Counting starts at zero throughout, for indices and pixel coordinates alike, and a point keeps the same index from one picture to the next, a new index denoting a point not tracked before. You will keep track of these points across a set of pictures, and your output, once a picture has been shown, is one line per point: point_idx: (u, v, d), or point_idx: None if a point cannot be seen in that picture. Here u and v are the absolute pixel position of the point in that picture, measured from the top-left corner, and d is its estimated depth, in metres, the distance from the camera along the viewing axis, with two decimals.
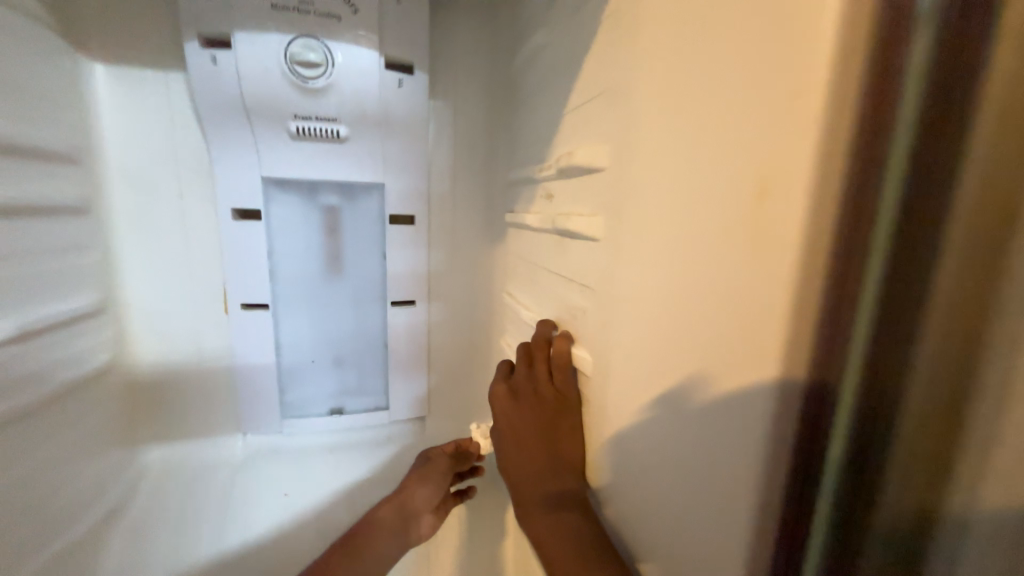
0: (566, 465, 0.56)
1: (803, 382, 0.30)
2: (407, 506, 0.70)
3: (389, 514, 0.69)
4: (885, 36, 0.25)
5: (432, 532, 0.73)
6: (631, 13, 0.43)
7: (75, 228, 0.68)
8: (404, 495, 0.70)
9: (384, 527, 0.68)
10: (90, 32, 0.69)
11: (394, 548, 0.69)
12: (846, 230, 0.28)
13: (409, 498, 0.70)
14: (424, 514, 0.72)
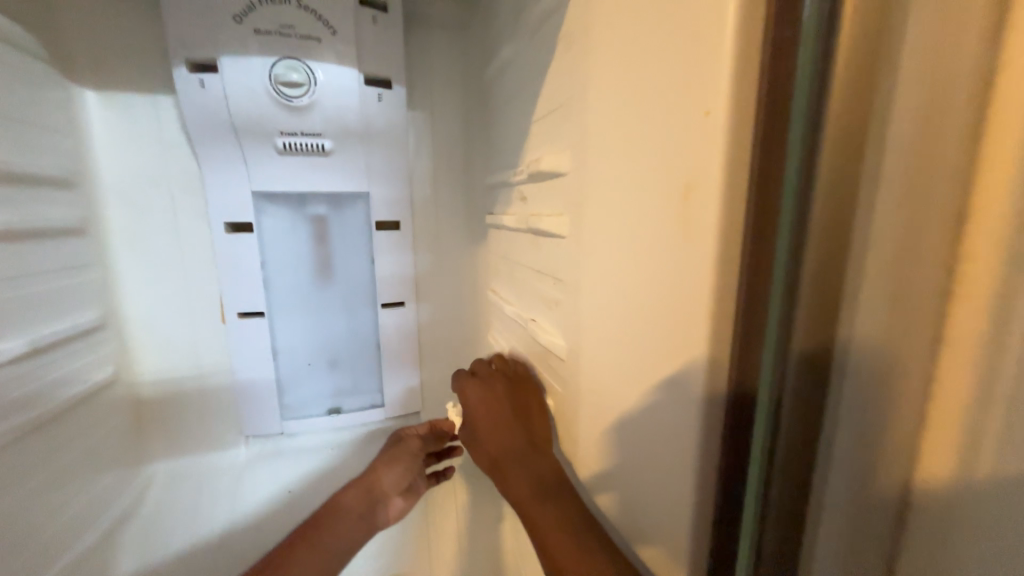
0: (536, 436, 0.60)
1: (730, 360, 0.34)
2: (375, 488, 0.71)
3: (355, 496, 0.69)
4: (775, 54, 0.29)
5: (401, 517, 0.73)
6: (581, 36, 0.48)
7: (75, 249, 0.72)
8: (371, 477, 0.71)
9: (350, 508, 0.67)
10: (82, 62, 0.73)
11: (362, 534, 0.67)
12: (757, 224, 0.31)
13: (376, 480, 0.71)
14: (393, 498, 0.72)
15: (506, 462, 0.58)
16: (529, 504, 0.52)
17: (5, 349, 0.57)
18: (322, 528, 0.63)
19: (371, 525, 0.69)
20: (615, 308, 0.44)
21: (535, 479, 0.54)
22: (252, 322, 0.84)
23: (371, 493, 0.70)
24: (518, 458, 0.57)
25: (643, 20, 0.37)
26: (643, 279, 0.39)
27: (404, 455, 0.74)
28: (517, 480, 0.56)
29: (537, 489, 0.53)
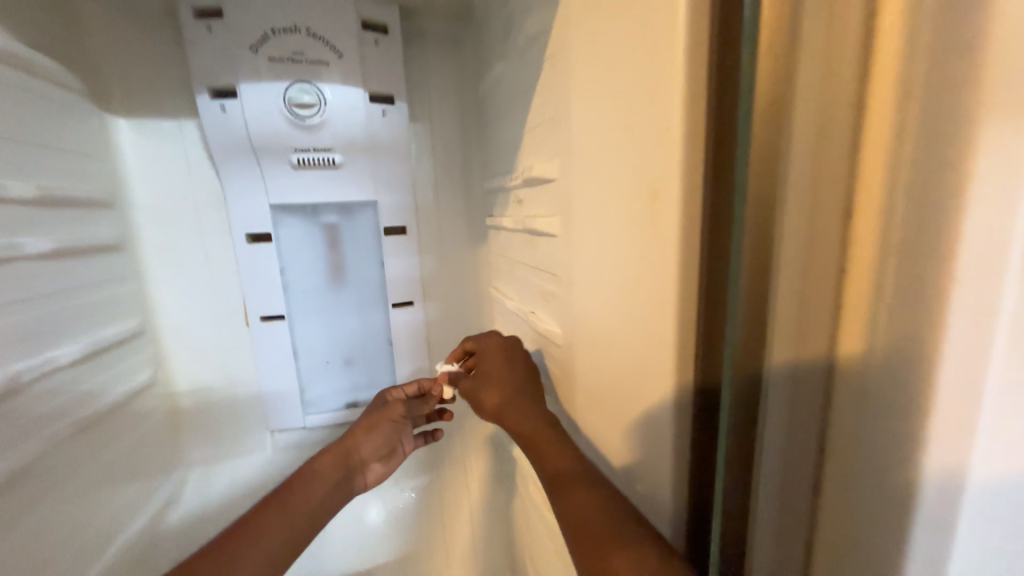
0: (525, 395, 0.59)
1: (695, 335, 0.40)
2: (352, 453, 0.67)
3: (330, 463, 0.65)
4: (718, 79, 0.35)
5: (379, 483, 0.71)
6: (562, 59, 0.54)
7: (115, 263, 0.79)
8: (349, 442, 0.68)
9: (325, 472, 0.63)
10: (113, 93, 0.80)
11: (336, 500, 0.63)
12: (711, 221, 0.37)
13: (353, 446, 0.68)
14: (371, 463, 0.70)
15: (540, 439, 0.53)
16: (574, 483, 0.48)
17: (64, 352, 0.64)
18: (290, 490, 0.59)
19: (346, 492, 0.65)
20: (602, 295, 0.50)
21: (577, 458, 0.50)
22: (274, 324, 0.91)
23: (347, 459, 0.66)
24: (555, 437, 0.53)
25: (614, 48, 0.43)
26: (625, 270, 0.45)
27: (386, 419, 0.72)
28: (555, 457, 0.51)
29: (580, 470, 0.48)
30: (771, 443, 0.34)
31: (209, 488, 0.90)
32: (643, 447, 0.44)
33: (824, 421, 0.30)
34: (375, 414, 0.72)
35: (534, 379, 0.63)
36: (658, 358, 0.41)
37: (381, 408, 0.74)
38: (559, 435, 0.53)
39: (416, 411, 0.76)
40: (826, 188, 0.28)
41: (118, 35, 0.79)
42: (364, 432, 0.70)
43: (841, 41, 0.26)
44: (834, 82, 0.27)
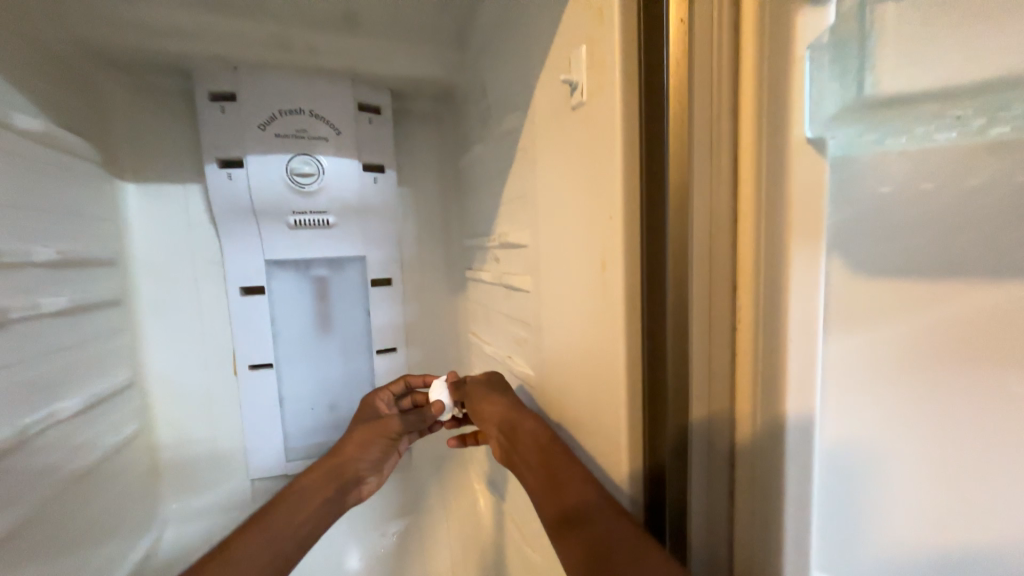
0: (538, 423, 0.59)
1: (640, 380, 0.47)
2: (346, 469, 0.72)
3: (323, 480, 0.70)
4: (645, 172, 0.44)
5: (375, 492, 0.76)
6: (530, 151, 0.67)
7: (115, 316, 0.84)
8: (342, 457, 0.73)
9: (317, 488, 0.68)
10: (125, 163, 0.88)
11: (327, 515, 0.68)
12: (646, 285, 0.46)
13: (347, 463, 0.73)
14: (366, 476, 0.74)
15: (552, 458, 0.55)
16: (594, 503, 0.48)
17: (66, 406, 0.67)
18: (282, 503, 0.65)
19: (339, 504, 0.70)
20: (570, 345, 0.59)
21: (596, 490, 0.49)
22: (263, 372, 0.96)
23: (340, 473, 0.71)
24: (566, 457, 0.54)
25: (571, 150, 0.55)
26: (586, 325, 0.54)
27: (377, 435, 0.76)
28: (572, 488, 0.50)
29: (600, 501, 0.47)
30: (695, 462, 0.43)
31: (185, 527, 0.94)
32: (604, 473, 0.52)
33: (731, 440, 0.41)
34: (368, 427, 0.76)
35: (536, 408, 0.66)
36: (613, 403, 0.49)
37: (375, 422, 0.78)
38: (571, 459, 0.53)
39: (412, 425, 0.79)
40: (717, 273, 0.40)
41: (135, 113, 0.89)
42: (358, 448, 0.74)
43: (719, 178, 0.38)
44: (717, 203, 0.39)
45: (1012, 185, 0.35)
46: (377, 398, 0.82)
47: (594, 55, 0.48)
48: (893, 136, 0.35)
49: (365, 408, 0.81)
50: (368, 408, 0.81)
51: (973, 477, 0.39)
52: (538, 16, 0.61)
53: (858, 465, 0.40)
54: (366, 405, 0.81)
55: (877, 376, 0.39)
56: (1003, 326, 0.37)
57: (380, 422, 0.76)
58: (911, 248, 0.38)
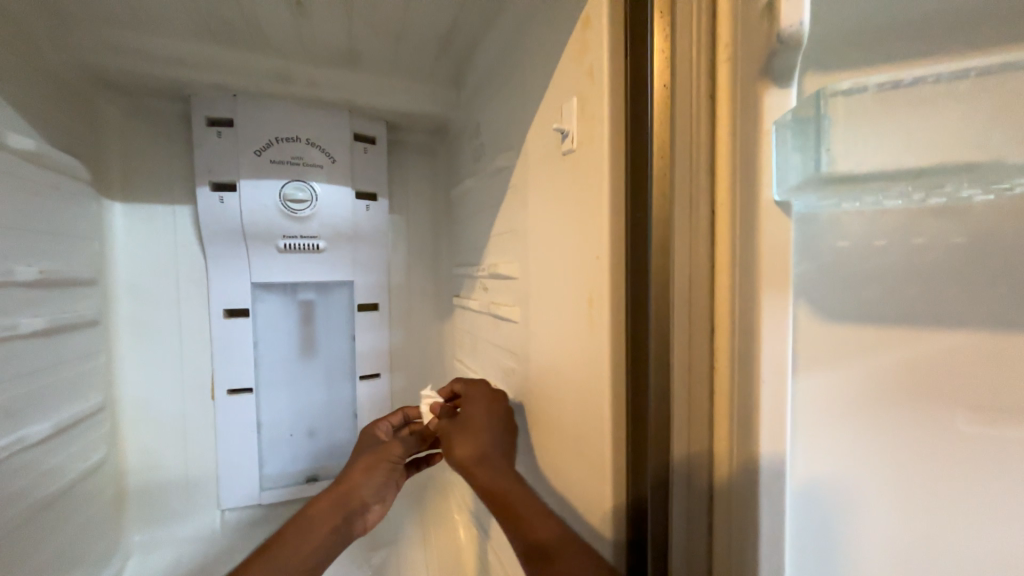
0: (497, 463, 0.63)
1: (622, 410, 0.50)
2: (351, 497, 0.70)
3: (327, 510, 0.68)
4: (629, 218, 0.48)
5: (380, 524, 0.73)
6: (520, 190, 0.72)
7: (92, 337, 0.82)
8: (346, 486, 0.71)
9: (321, 518, 0.67)
10: (115, 184, 0.89)
11: (333, 547, 0.65)
12: (629, 322, 0.49)
13: (352, 491, 0.71)
14: (371, 505, 0.72)
15: (516, 500, 0.58)
16: (557, 546, 0.52)
17: (35, 431, 0.65)
18: (288, 536, 0.64)
19: (345, 536, 0.68)
20: (557, 376, 0.61)
21: (558, 527, 0.54)
22: (241, 397, 0.94)
23: (344, 502, 0.69)
24: (532, 501, 0.58)
25: (561, 192, 0.59)
26: (571, 357, 0.57)
27: (381, 459, 0.75)
28: (538, 526, 0.55)
29: (564, 537, 0.53)
30: (677, 497, 0.45)
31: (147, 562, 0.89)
32: (589, 504, 0.54)
33: (711, 477, 0.43)
34: (370, 454, 0.76)
35: (507, 436, 0.68)
36: (600, 433, 0.51)
37: (378, 449, 0.77)
38: (532, 498, 0.58)
39: (414, 451, 0.79)
40: (697, 315, 0.43)
41: (129, 137, 0.90)
42: (362, 474, 0.73)
43: (699, 228, 0.42)
44: (696, 250, 0.42)
45: (951, 245, 0.40)
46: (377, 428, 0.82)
47: (584, 109, 0.53)
48: (846, 202, 0.40)
49: (365, 437, 0.81)
50: (369, 437, 0.81)
51: (927, 508, 0.42)
52: (531, 69, 0.67)
53: (827, 498, 0.42)
54: (367, 434, 0.82)
55: (842, 415, 0.42)
56: (948, 371, 0.41)
57: (382, 448, 0.76)
58: (867, 297, 0.42)
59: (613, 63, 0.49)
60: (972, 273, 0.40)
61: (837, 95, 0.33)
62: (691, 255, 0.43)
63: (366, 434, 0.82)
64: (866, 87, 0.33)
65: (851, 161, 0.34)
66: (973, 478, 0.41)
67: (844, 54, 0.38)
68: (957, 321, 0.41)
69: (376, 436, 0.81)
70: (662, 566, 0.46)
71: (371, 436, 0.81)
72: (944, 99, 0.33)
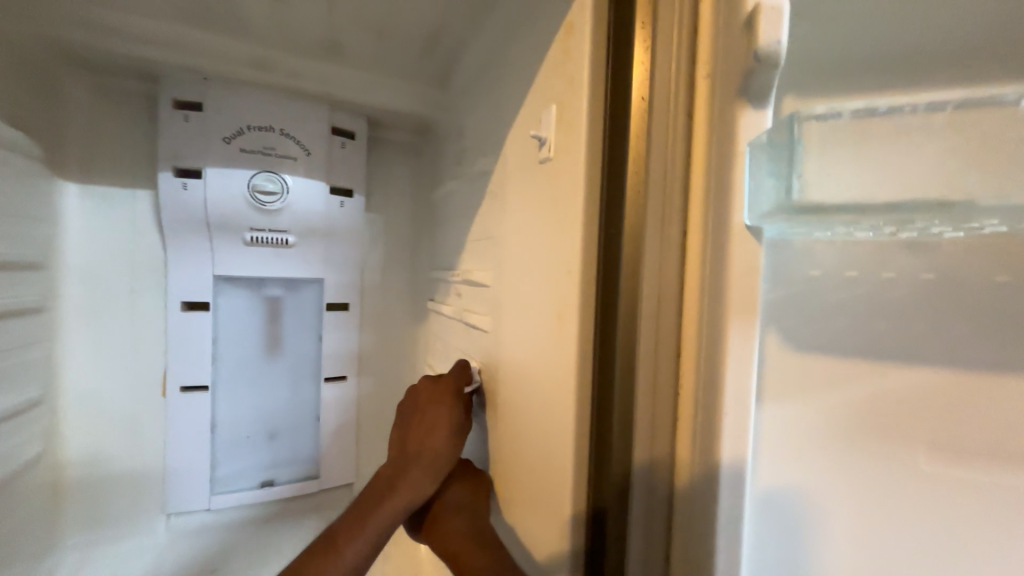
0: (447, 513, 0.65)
1: (586, 431, 0.48)
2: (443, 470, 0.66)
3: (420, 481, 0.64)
4: (602, 231, 0.47)
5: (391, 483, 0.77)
6: (497, 194, 0.69)
7: (33, 325, 0.77)
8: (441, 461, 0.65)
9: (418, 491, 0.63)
10: (71, 163, 0.83)
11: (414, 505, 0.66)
12: (598, 338, 0.47)
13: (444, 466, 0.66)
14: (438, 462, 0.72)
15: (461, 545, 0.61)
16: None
17: None
18: (349, 547, 0.58)
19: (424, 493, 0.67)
20: (525, 392, 0.59)
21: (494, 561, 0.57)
22: (195, 395, 0.89)
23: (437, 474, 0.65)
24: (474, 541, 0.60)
25: (538, 200, 0.57)
26: (539, 371, 0.55)
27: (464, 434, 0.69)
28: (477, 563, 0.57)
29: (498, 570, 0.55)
30: (635, 518, 0.43)
31: None
32: (549, 525, 0.52)
33: (669, 511, 0.41)
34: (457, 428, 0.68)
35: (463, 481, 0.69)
36: (562, 452, 0.49)
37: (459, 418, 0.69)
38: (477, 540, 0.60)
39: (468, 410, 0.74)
40: (663, 338, 0.41)
41: (89, 115, 0.85)
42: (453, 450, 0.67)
43: (669, 247, 0.40)
44: (666, 272, 0.41)
45: (919, 281, 0.39)
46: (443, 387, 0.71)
47: (564, 118, 0.51)
48: (819, 231, 0.38)
49: (433, 416, 0.67)
50: (441, 417, 0.67)
51: (890, 549, 0.41)
52: (516, 72, 0.65)
53: (779, 530, 0.41)
54: (434, 408, 0.68)
55: (806, 450, 0.41)
56: (910, 408, 0.40)
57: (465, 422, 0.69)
58: (832, 330, 0.41)
59: (594, 70, 0.47)
60: (942, 311, 0.39)
61: (810, 120, 0.32)
62: (662, 273, 0.41)
63: (437, 408, 0.68)
64: (842, 112, 0.33)
65: (820, 190, 0.33)
66: (929, 519, 0.40)
67: (823, 80, 0.37)
68: (922, 356, 0.40)
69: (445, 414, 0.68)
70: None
71: (443, 419, 0.67)
72: (923, 133, 0.32)
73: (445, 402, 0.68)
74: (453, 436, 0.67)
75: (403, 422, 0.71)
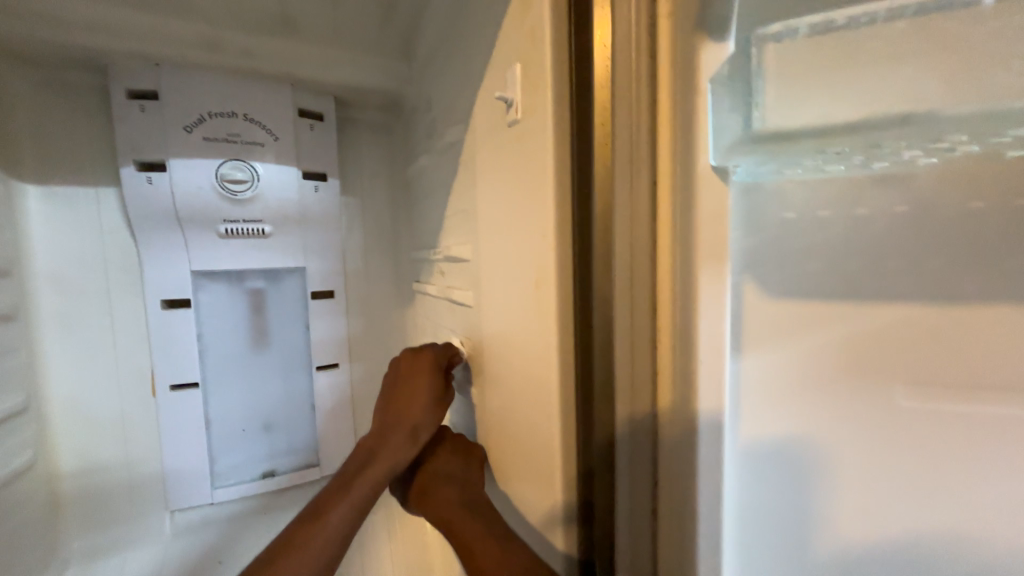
0: (443, 484, 0.65)
1: (571, 394, 0.48)
2: (422, 439, 0.66)
3: (398, 450, 0.64)
4: (574, 191, 0.45)
5: None
6: (470, 164, 0.67)
7: (7, 333, 0.75)
8: (417, 429, 0.66)
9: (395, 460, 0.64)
10: (26, 165, 0.80)
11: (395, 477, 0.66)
12: (577, 302, 0.46)
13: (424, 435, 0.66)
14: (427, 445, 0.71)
15: (455, 517, 0.61)
16: (480, 545, 0.55)
17: None
18: (334, 511, 0.60)
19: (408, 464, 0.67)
20: (511, 363, 0.58)
21: (488, 528, 0.57)
22: (185, 393, 0.88)
23: (417, 443, 0.65)
24: (468, 512, 0.60)
25: (508, 166, 0.55)
26: (522, 340, 0.54)
27: (445, 405, 0.68)
28: (469, 532, 0.57)
29: (492, 536, 0.55)
30: (621, 472, 0.43)
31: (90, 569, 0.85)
32: (542, 490, 0.52)
33: (654, 462, 0.41)
34: (438, 398, 0.67)
35: (462, 457, 0.68)
36: (548, 418, 0.49)
37: (440, 390, 0.68)
38: (472, 510, 0.60)
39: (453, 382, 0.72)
40: (638, 296, 0.40)
41: (38, 113, 0.81)
42: (432, 420, 0.66)
43: (639, 199, 0.39)
44: (638, 225, 0.39)
45: (896, 215, 0.38)
46: (423, 362, 0.69)
47: (527, 75, 0.49)
48: (790, 168, 0.37)
49: (412, 389, 0.67)
50: (421, 390, 0.67)
51: (881, 489, 0.40)
52: (477, 31, 0.62)
53: (756, 469, 0.42)
54: (413, 382, 0.67)
55: (785, 393, 0.41)
56: (887, 346, 0.39)
57: (445, 393, 0.69)
58: (807, 273, 0.40)
59: (554, 18, 0.44)
60: (920, 241, 0.38)
61: (767, 41, 0.33)
62: (634, 229, 0.39)
63: (417, 381, 0.67)
64: (797, 29, 0.32)
65: (781, 119, 0.32)
66: (922, 457, 0.39)
67: None
68: (905, 294, 0.39)
69: (424, 388, 0.67)
70: (611, 543, 0.45)
71: (423, 389, 0.67)
72: (892, 44, 0.30)
73: (425, 375, 0.68)
74: (435, 404, 0.67)
75: (384, 395, 0.71)
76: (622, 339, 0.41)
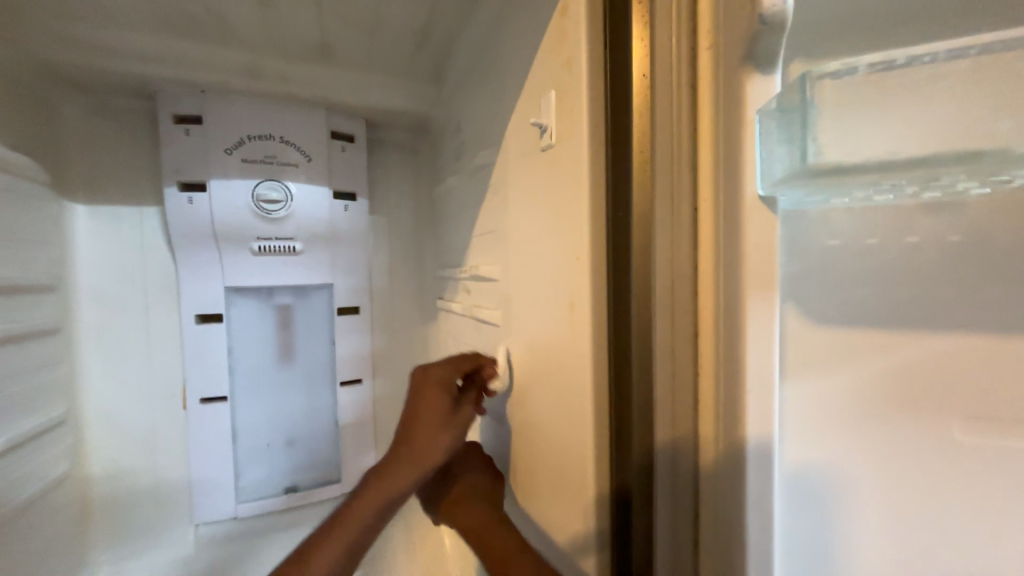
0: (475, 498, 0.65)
1: (606, 419, 0.47)
2: (427, 460, 0.61)
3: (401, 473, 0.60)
4: (609, 216, 0.46)
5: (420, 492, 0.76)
6: (501, 187, 0.68)
7: (50, 346, 0.78)
8: (422, 448, 0.61)
9: (396, 485, 0.59)
10: (77, 187, 0.85)
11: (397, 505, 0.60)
12: (611, 325, 0.46)
13: (433, 454, 0.62)
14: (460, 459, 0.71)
15: (487, 531, 0.61)
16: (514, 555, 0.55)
17: None
18: (321, 555, 0.54)
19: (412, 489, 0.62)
20: (541, 385, 0.58)
21: (520, 541, 0.57)
22: (214, 406, 0.90)
23: (421, 465, 0.61)
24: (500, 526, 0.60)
25: (541, 189, 0.56)
26: (553, 361, 0.54)
27: (457, 420, 0.65)
28: (502, 543, 0.58)
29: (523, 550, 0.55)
30: (661, 499, 0.42)
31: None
32: (573, 517, 0.51)
33: (694, 492, 0.40)
34: (445, 415, 0.64)
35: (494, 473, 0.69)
36: (581, 443, 0.49)
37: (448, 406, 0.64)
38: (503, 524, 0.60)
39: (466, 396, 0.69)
40: (678, 320, 0.40)
41: (90, 138, 0.86)
42: (439, 439, 0.62)
43: (681, 225, 0.39)
44: (678, 251, 0.40)
45: (946, 244, 0.38)
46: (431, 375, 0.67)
47: (562, 103, 0.50)
48: (835, 198, 0.37)
49: (420, 406, 0.64)
50: (429, 404, 0.64)
51: (933, 523, 0.39)
52: (511, 58, 0.63)
53: (805, 504, 0.40)
54: (422, 399, 0.65)
55: (836, 425, 0.40)
56: (936, 379, 0.39)
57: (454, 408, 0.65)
58: (852, 301, 0.39)
59: (590, 48, 0.45)
60: (969, 270, 0.37)
61: (823, 78, 0.31)
62: (675, 254, 0.40)
63: (422, 400, 0.65)
64: (856, 67, 0.31)
65: (841, 152, 0.31)
66: (973, 491, 0.39)
67: (823, 38, 0.36)
68: (958, 324, 0.38)
69: (432, 403, 0.64)
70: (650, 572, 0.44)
71: (430, 405, 0.64)
72: (943, 80, 0.31)
73: (433, 391, 0.65)
74: (445, 420, 0.64)
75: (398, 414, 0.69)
76: (661, 365, 0.41)
